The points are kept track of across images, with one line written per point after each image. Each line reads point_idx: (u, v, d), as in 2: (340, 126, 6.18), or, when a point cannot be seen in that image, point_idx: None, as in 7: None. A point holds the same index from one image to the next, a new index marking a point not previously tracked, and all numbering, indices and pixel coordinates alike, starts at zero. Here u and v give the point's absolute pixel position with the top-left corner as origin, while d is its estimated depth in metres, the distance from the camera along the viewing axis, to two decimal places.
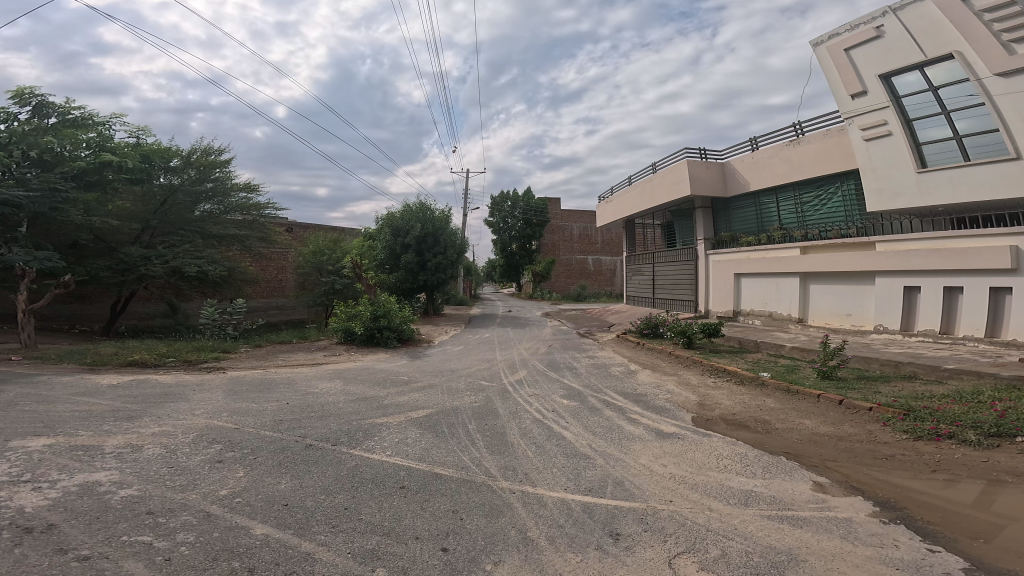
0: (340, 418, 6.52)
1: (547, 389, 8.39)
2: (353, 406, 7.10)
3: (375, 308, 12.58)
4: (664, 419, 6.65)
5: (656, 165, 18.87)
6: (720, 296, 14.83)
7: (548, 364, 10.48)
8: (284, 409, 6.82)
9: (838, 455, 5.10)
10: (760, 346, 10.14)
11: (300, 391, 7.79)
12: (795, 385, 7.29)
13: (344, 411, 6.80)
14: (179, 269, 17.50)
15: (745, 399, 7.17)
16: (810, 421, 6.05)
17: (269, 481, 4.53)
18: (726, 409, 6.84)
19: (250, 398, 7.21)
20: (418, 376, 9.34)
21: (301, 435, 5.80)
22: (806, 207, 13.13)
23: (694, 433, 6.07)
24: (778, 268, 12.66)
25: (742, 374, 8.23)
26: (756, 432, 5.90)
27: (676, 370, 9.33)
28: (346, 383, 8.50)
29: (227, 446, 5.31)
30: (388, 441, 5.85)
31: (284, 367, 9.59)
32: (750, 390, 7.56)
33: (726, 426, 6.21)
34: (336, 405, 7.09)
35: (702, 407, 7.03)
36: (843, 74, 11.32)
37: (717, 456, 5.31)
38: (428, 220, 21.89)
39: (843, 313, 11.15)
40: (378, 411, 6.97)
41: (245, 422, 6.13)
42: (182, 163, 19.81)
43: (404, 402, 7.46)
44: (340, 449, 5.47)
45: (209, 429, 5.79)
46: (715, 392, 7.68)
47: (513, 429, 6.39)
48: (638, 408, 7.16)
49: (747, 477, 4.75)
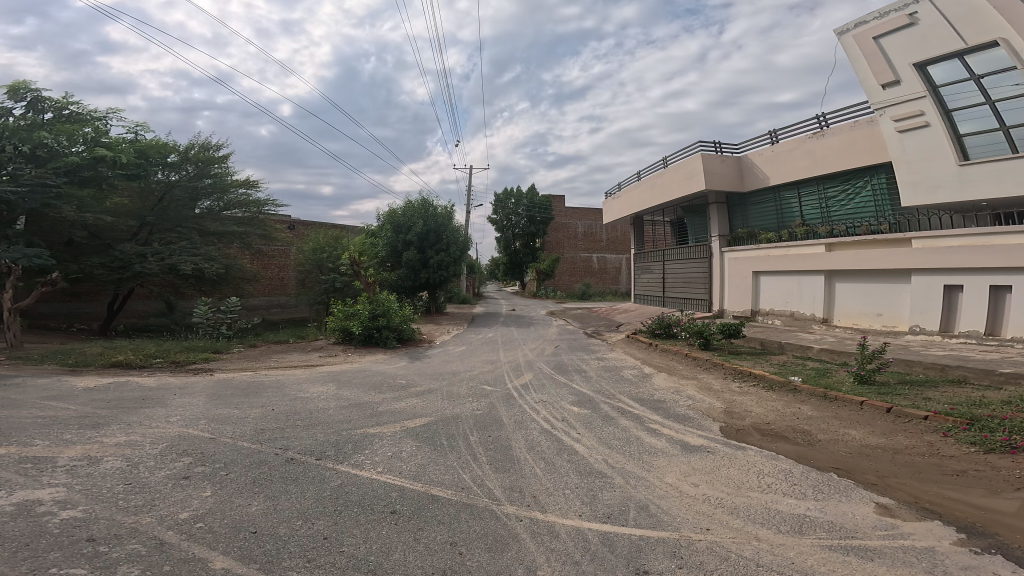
0: (329, 427, 5.90)
1: (556, 395, 7.74)
2: (344, 413, 6.48)
3: (374, 307, 11.95)
4: (689, 429, 6.00)
5: (667, 160, 18.14)
6: (737, 295, 14.13)
7: (555, 367, 9.83)
8: (269, 415, 6.22)
9: (898, 470, 4.44)
10: (784, 349, 9.43)
11: (288, 396, 7.18)
12: (832, 390, 6.63)
13: (334, 420, 6.19)
14: (174, 267, 16.83)
15: (779, 407, 6.49)
16: (856, 432, 5.38)
17: (237, 504, 3.92)
18: (759, 418, 6.17)
19: (233, 404, 6.60)
20: (418, 379, 8.72)
21: (282, 447, 5.18)
22: (831, 202, 12.43)
23: (725, 446, 5.41)
24: (801, 266, 11.94)
25: (770, 378, 7.54)
26: (797, 445, 5.24)
27: (695, 374, 8.67)
28: (340, 387, 7.89)
29: (198, 459, 4.71)
30: (381, 455, 5.22)
31: (276, 369, 8.99)
32: (781, 396, 6.88)
33: (762, 438, 5.54)
34: (326, 412, 6.49)
35: (731, 415, 6.37)
36: (872, 63, 10.58)
37: (757, 473, 4.65)
38: (431, 216, 21.29)
39: (873, 313, 10.44)
40: (372, 419, 6.35)
41: (223, 431, 5.52)
42: (180, 158, 19.22)
43: (401, 409, 6.85)
44: (325, 465, 4.85)
45: (182, 439, 5.19)
46: (743, 398, 7.01)
47: (520, 442, 5.75)
48: (659, 417, 6.52)
49: (797, 498, 4.10)
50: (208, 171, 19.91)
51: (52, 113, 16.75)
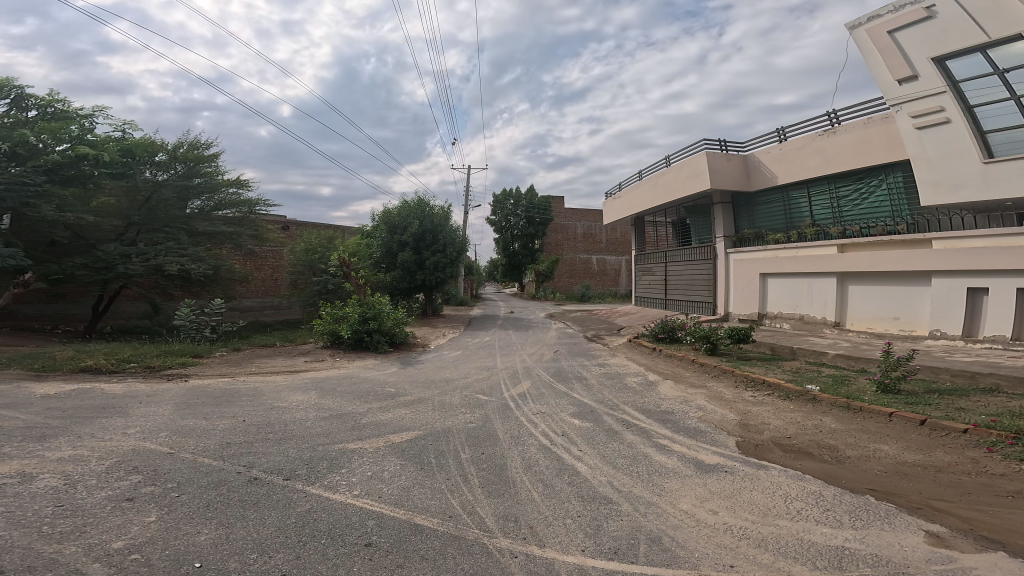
0: (304, 442, 5.37)
1: (555, 406, 7.22)
2: (323, 426, 5.95)
3: (364, 310, 11.42)
4: (701, 445, 5.48)
5: (669, 159, 17.66)
6: (744, 298, 13.62)
7: (554, 374, 9.32)
8: (240, 427, 5.69)
9: (944, 492, 3.94)
10: (797, 355, 8.93)
11: (265, 405, 6.65)
12: (855, 400, 6.12)
13: (311, 433, 5.65)
14: (159, 267, 16.22)
15: (798, 419, 5.97)
16: (889, 448, 4.87)
17: (185, 532, 3.42)
18: (779, 431, 5.66)
19: (202, 413, 6.07)
20: (408, 387, 8.19)
21: (247, 465, 4.65)
22: (843, 202, 11.96)
23: (744, 464, 4.90)
24: (811, 267, 11.45)
25: (786, 387, 7.03)
26: (825, 463, 4.73)
27: (703, 381, 8.16)
28: (322, 396, 7.36)
29: (149, 477, 4.20)
30: (359, 475, 4.70)
31: (256, 375, 8.47)
32: (800, 407, 6.36)
33: (784, 454, 5.04)
34: (303, 424, 5.96)
35: (747, 428, 5.85)
36: (887, 58, 10.12)
37: (784, 497, 4.13)
38: (427, 216, 20.80)
39: (889, 317, 9.94)
40: (352, 433, 5.82)
41: (185, 445, 4.99)
42: (168, 157, 18.67)
43: (386, 421, 6.33)
44: (292, 486, 4.31)
45: (135, 454, 4.66)
46: (758, 409, 6.50)
47: (516, 461, 5.23)
48: (668, 431, 6.00)
49: (833, 527, 3.59)
50: (198, 171, 19.42)
51: (36, 110, 16.23)
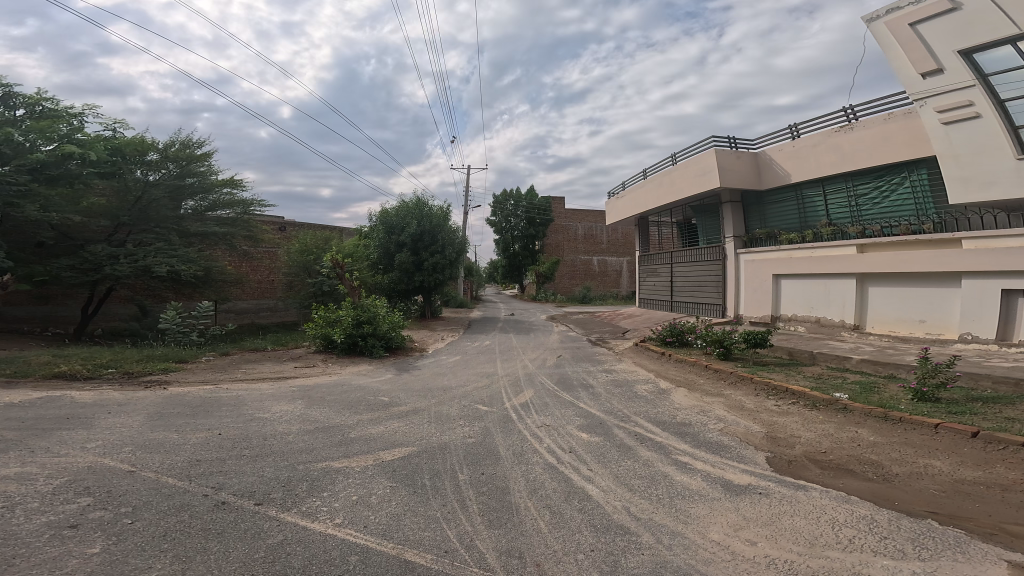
0: (282, 459, 4.85)
1: (561, 417, 6.69)
2: (307, 440, 5.43)
3: (358, 313, 10.90)
4: (727, 463, 4.97)
5: (675, 157, 17.16)
6: (756, 300, 13.12)
7: (559, 381, 8.81)
8: (214, 441, 5.17)
9: (1019, 516, 3.49)
10: (817, 360, 8.42)
11: (244, 415, 6.13)
12: (892, 410, 5.62)
13: (293, 449, 5.14)
14: (148, 269, 15.68)
15: (831, 431, 5.46)
16: (942, 463, 4.40)
17: (132, 567, 2.94)
18: (812, 445, 5.15)
19: (174, 425, 5.54)
20: (402, 396, 7.67)
21: (215, 486, 4.13)
22: (862, 200, 11.45)
23: (780, 484, 4.40)
24: (828, 267, 10.94)
25: (813, 396, 6.52)
26: (871, 481, 4.26)
27: (718, 389, 7.65)
28: (309, 406, 6.84)
29: (100, 500, 3.70)
30: (342, 500, 4.17)
31: (240, 382, 7.94)
32: (830, 418, 5.85)
33: (822, 472, 4.55)
34: (284, 438, 5.43)
35: (776, 442, 5.34)
36: (908, 50, 9.64)
37: (832, 524, 3.65)
38: (426, 216, 20.25)
39: (914, 319, 9.43)
40: (339, 449, 5.30)
41: (149, 462, 4.48)
42: (160, 156, 18.14)
43: (376, 435, 5.82)
44: (265, 513, 3.79)
45: (89, 473, 4.16)
46: (784, 420, 5.99)
47: (520, 482, 4.73)
48: (687, 447, 5.48)
49: (896, 562, 3.10)
50: (190, 170, 18.85)
51: (23, 109, 15.75)
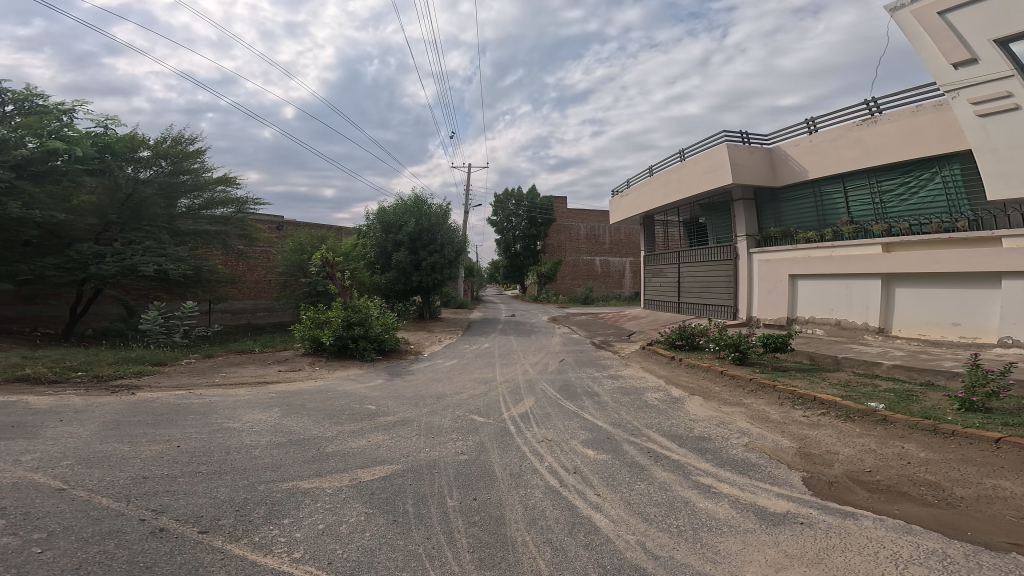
0: (243, 478, 4.24)
1: (564, 431, 6.07)
2: (278, 456, 4.82)
3: (349, 314, 10.31)
4: (758, 486, 4.35)
5: (684, 153, 16.53)
6: (770, 301, 12.50)
7: (562, 388, 8.21)
8: (170, 454, 4.58)
9: None
10: (842, 366, 7.82)
11: (212, 425, 5.53)
12: (941, 422, 5.05)
13: (261, 466, 4.54)
14: (134, 268, 15.05)
15: (872, 446, 4.90)
16: (1014, 486, 3.87)
17: None
18: (854, 463, 4.58)
19: (130, 436, 4.94)
20: (392, 404, 7.07)
21: (155, 509, 3.54)
22: (885, 196, 10.83)
23: (826, 511, 3.83)
24: (850, 267, 10.32)
25: (845, 406, 5.91)
26: (933, 507, 3.73)
27: (736, 397, 7.05)
28: (287, 415, 6.23)
29: (12, 524, 3.15)
30: (307, 529, 3.56)
31: (217, 387, 7.34)
32: (869, 431, 5.26)
33: (872, 497, 4.00)
34: (249, 453, 4.82)
35: (811, 460, 4.76)
36: (938, 40, 8.98)
37: (895, 564, 3.05)
38: (424, 215, 19.66)
39: (947, 323, 8.78)
40: (311, 466, 4.68)
41: (86, 479, 3.89)
42: (152, 153, 17.50)
43: (355, 450, 5.21)
44: (208, 544, 3.19)
45: (12, 492, 3.58)
46: (816, 433, 5.39)
47: (518, 511, 4.10)
48: (708, 466, 4.86)
49: None
50: (183, 167, 18.31)
51: (10, 104, 15.25)
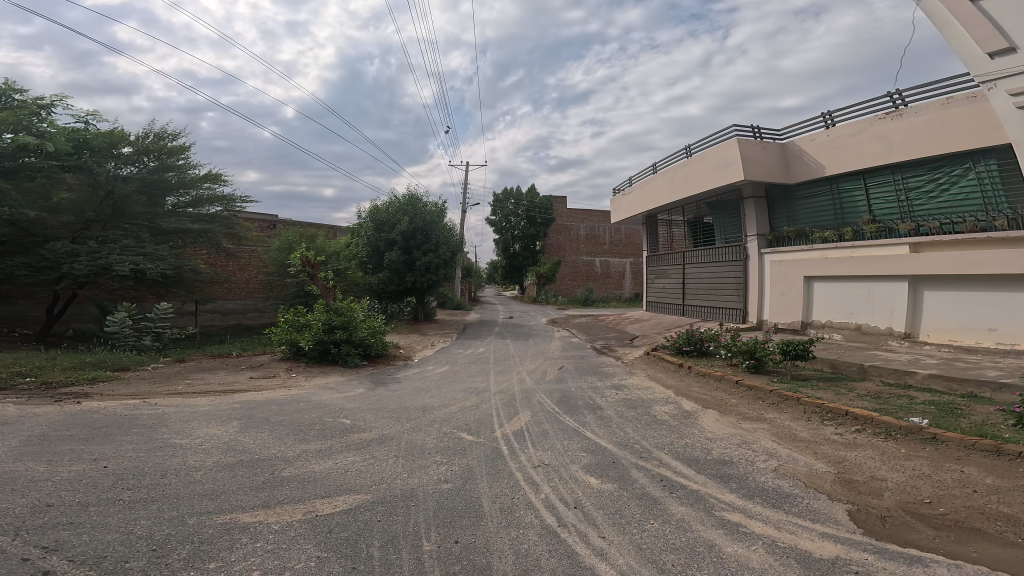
0: (171, 508, 3.58)
1: (563, 453, 5.34)
2: (224, 482, 4.11)
3: (330, 316, 9.57)
4: (796, 523, 3.63)
5: (690, 149, 15.81)
6: (783, 305, 11.83)
7: (562, 399, 7.52)
8: (88, 478, 3.92)
9: None
10: (869, 375, 7.12)
11: (155, 442, 4.84)
12: (1005, 442, 4.33)
13: (200, 493, 3.86)
14: (109, 267, 14.28)
15: (926, 472, 4.17)
16: None
17: None
18: (907, 493, 3.86)
19: (46, 456, 4.26)
20: (370, 418, 6.36)
21: (47, 547, 2.92)
22: (910, 192, 10.13)
23: (885, 557, 3.10)
24: (873, 268, 9.63)
25: (885, 422, 5.20)
26: (1019, 549, 3.01)
27: (756, 411, 6.35)
28: (247, 430, 5.52)
29: None
30: None
31: (175, 397, 6.66)
32: (918, 452, 4.54)
33: (938, 536, 3.27)
34: (188, 477, 4.12)
35: (855, 489, 4.04)
36: (970, 25, 8.34)
37: None
38: (419, 213, 18.89)
39: (981, 328, 8.13)
40: (261, 495, 3.97)
41: None
42: (135, 150, 16.78)
43: (317, 474, 4.48)
44: None
45: None
46: (855, 456, 4.67)
47: (506, 558, 3.37)
48: (734, 498, 4.13)
49: None
50: (168, 164, 17.59)
51: None
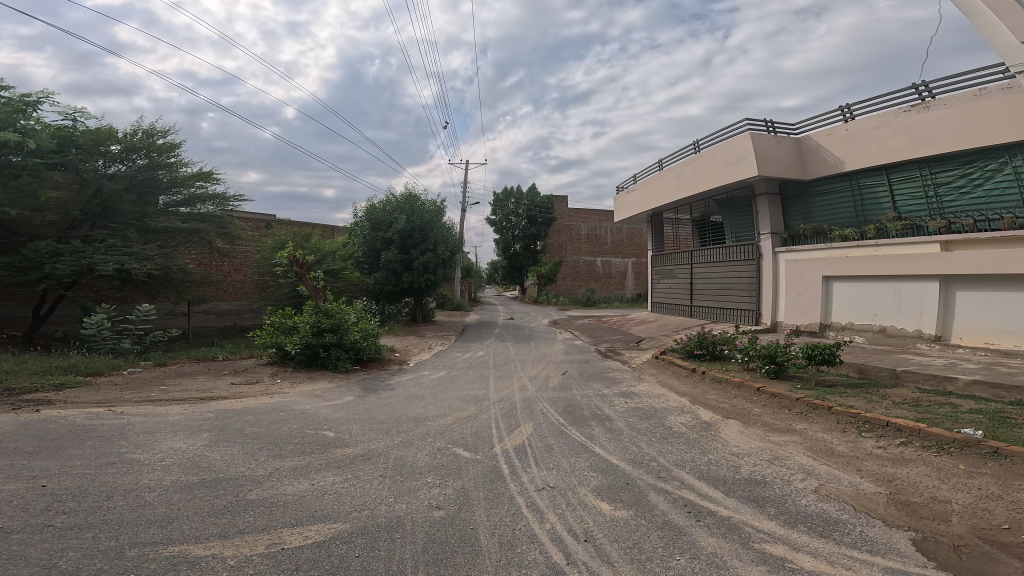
0: (108, 537, 3.10)
1: (570, 473, 4.77)
2: (180, 506, 3.59)
3: (319, 319, 9.00)
4: (854, 558, 3.09)
5: (698, 145, 15.25)
6: (800, 306, 11.31)
7: (568, 408, 6.98)
8: (16, 501, 3.44)
9: None
10: (903, 381, 6.59)
11: (108, 458, 4.33)
12: None
13: (151, 520, 3.36)
14: (94, 267, 13.75)
15: (997, 492, 3.67)
16: None
17: None
18: (980, 517, 3.38)
19: None
20: (358, 430, 5.83)
21: None
22: (938, 187, 9.61)
23: None
24: (900, 267, 9.12)
25: (935, 434, 4.67)
26: None
27: (782, 421, 5.81)
28: (218, 442, 4.99)
29: None
30: None
31: (143, 405, 6.14)
32: (982, 470, 4.03)
33: None
34: (137, 499, 3.62)
35: (918, 514, 3.53)
36: None
37: None
38: (416, 212, 18.36)
39: (1020, 330, 7.64)
40: (223, 522, 3.44)
41: None
42: (125, 147, 16.22)
43: (289, 497, 3.92)
44: None
45: None
46: (908, 474, 4.14)
47: None
48: (773, 527, 3.57)
49: None
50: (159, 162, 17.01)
51: None
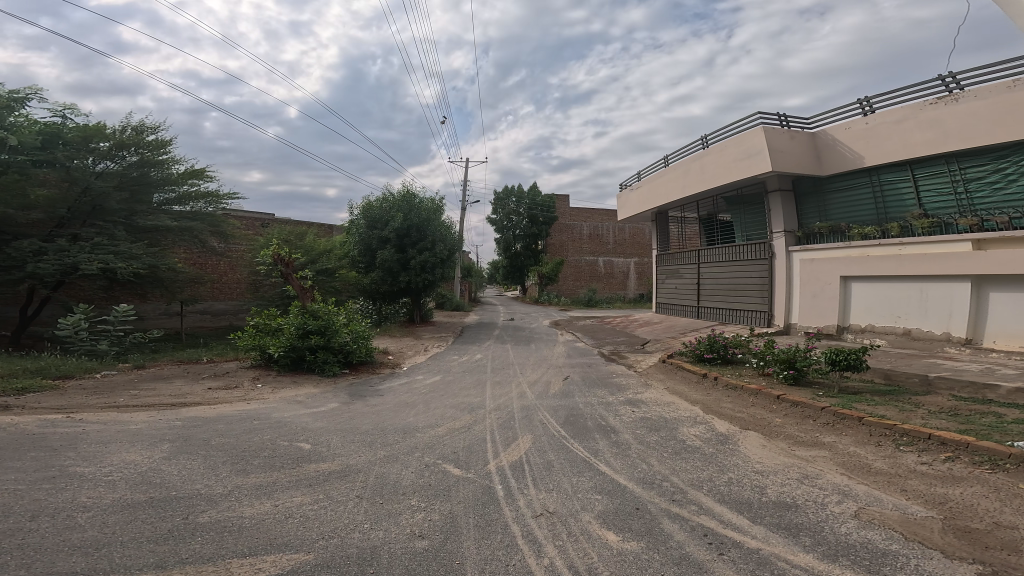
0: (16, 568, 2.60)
1: (573, 495, 4.24)
2: (115, 530, 3.08)
3: (305, 320, 8.50)
4: None
5: (706, 140, 14.70)
6: (817, 308, 10.78)
7: (569, 417, 6.46)
8: None
9: None
10: (935, 388, 6.03)
11: (49, 472, 3.82)
12: None
13: (74, 546, 2.85)
14: (78, 266, 13.28)
15: None
16: None
17: None
18: None
19: None
20: (339, 441, 5.34)
21: None
22: (965, 181, 9.06)
23: None
24: (925, 266, 8.60)
25: (987, 449, 4.13)
26: None
27: (807, 433, 5.27)
28: (179, 454, 4.49)
29: None
30: None
31: (106, 411, 5.64)
32: None
33: None
34: (66, 521, 3.11)
35: (984, 544, 2.98)
36: None
37: None
38: (413, 210, 17.86)
39: None
40: (161, 550, 2.92)
41: None
42: (114, 144, 15.53)
43: (246, 521, 3.41)
44: None
45: None
46: (963, 496, 3.59)
47: None
48: (811, 561, 3.04)
49: None
50: (150, 160, 16.37)
51: None
